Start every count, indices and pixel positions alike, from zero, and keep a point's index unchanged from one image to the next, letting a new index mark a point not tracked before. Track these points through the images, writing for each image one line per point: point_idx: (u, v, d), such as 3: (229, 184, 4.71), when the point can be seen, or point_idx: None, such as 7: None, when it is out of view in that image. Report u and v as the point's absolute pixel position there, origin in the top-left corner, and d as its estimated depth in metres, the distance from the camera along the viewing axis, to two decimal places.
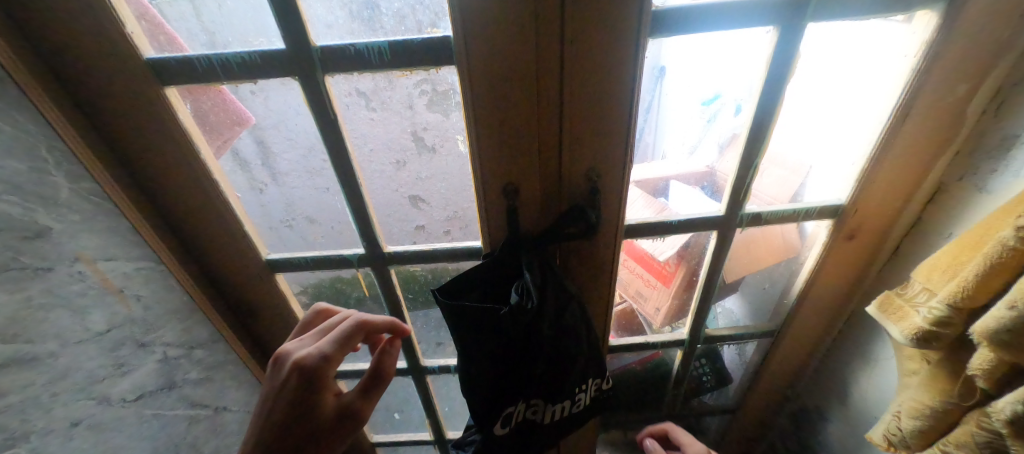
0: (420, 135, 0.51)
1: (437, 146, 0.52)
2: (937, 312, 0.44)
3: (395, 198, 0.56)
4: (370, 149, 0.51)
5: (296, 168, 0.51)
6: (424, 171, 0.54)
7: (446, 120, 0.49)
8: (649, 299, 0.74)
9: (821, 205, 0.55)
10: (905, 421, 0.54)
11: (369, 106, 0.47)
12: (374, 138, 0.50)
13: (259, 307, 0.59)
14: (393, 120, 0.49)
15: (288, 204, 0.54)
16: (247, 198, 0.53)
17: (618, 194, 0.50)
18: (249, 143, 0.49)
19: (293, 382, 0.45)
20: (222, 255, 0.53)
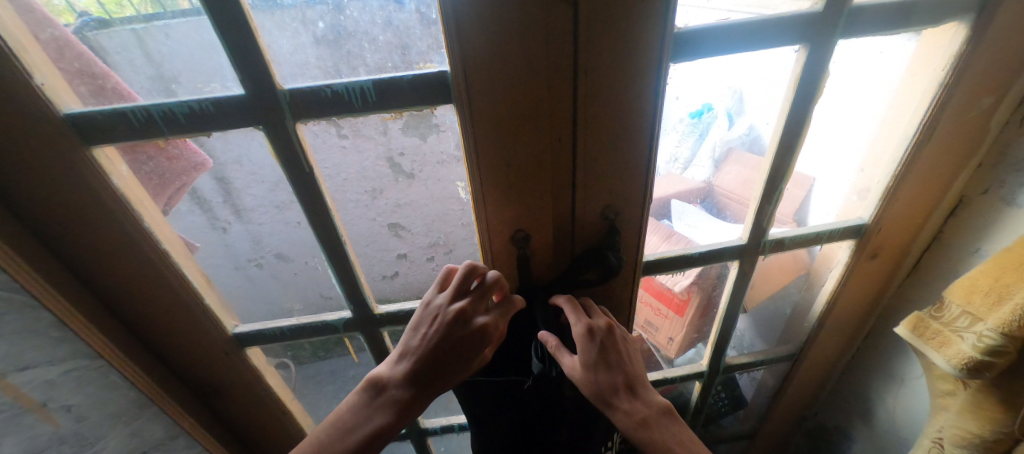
0: (396, 160, 0.45)
1: (415, 171, 0.46)
2: (989, 341, 0.41)
3: (372, 227, 0.51)
4: (342, 178, 0.44)
5: (262, 203, 0.45)
6: (402, 197, 0.49)
7: (423, 143, 0.44)
8: (662, 329, 0.70)
9: (844, 225, 0.52)
10: (948, 450, 0.50)
11: (341, 132, 0.41)
12: (347, 165, 0.43)
13: (229, 386, 0.50)
14: (367, 146, 0.43)
15: (257, 243, 0.49)
16: (206, 240, 0.46)
17: (638, 231, 0.46)
18: (208, 183, 0.42)
19: (465, 351, 0.39)
20: (181, 336, 0.44)
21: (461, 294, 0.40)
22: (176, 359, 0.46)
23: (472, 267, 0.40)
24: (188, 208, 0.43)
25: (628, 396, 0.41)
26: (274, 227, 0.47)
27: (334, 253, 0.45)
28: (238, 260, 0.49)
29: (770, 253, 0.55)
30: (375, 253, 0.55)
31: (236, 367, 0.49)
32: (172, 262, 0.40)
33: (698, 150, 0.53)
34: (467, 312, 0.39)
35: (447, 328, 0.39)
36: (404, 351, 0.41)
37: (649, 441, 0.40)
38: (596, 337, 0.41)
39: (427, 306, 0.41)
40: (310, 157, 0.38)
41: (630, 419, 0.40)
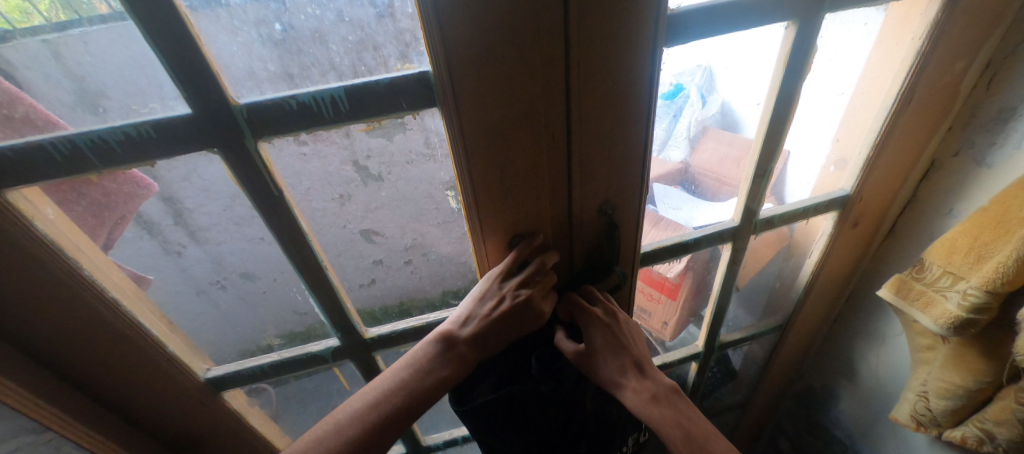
0: (362, 163, 0.40)
1: (384, 173, 0.42)
2: (973, 299, 0.43)
3: (344, 236, 0.46)
4: (305, 187, 0.39)
5: (217, 222, 0.39)
6: (372, 202, 0.44)
7: (389, 143, 0.39)
8: (655, 314, 0.70)
9: (829, 198, 0.54)
10: (935, 402, 0.53)
11: (300, 138, 0.35)
12: (310, 173, 0.38)
13: (208, 436, 0.45)
14: (330, 150, 0.38)
15: (218, 263, 0.43)
16: (162, 269, 0.41)
17: (635, 224, 0.44)
18: (158, 205, 0.37)
19: (524, 331, 0.40)
20: (144, 391, 0.39)
21: (529, 279, 0.40)
22: (146, 416, 0.40)
23: (541, 265, 0.41)
24: (135, 234, 0.38)
25: (635, 376, 0.41)
26: (236, 245, 0.42)
27: (311, 277, 0.40)
28: (200, 283, 0.44)
29: (761, 230, 0.56)
30: (351, 262, 0.50)
31: (213, 414, 0.44)
32: (124, 312, 0.34)
33: (675, 130, 0.56)
34: (536, 299, 0.39)
35: (517, 311, 0.38)
36: (468, 319, 0.39)
37: (662, 417, 0.39)
38: (598, 322, 0.43)
39: (498, 284, 0.40)
40: (277, 178, 0.33)
41: (640, 396, 0.39)
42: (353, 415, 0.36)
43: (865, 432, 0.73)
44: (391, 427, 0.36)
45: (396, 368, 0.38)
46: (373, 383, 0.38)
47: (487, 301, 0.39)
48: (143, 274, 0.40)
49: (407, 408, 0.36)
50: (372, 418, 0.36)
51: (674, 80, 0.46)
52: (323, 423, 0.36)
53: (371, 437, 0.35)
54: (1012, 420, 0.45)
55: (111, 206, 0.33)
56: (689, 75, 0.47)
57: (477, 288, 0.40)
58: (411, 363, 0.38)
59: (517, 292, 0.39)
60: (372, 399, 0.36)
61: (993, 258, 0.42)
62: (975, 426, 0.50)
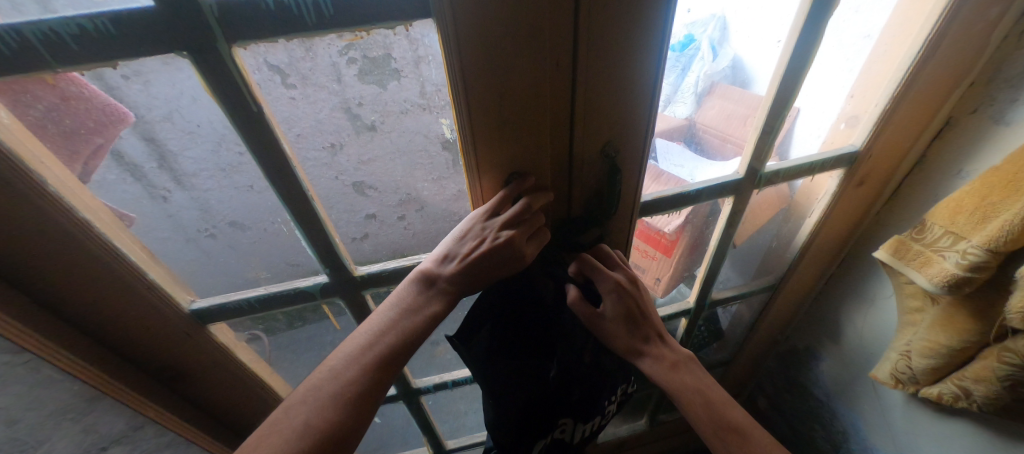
0: (355, 111, 0.36)
1: (377, 123, 0.38)
2: (972, 258, 0.43)
3: (334, 187, 0.42)
4: (295, 134, 0.35)
5: (204, 167, 0.36)
6: (365, 153, 0.40)
7: (383, 94, 0.36)
8: (649, 270, 0.68)
9: (836, 155, 0.52)
10: (916, 361, 0.54)
11: (287, 82, 0.32)
12: (300, 119, 0.35)
13: (197, 368, 0.45)
14: (319, 99, 0.34)
15: (205, 210, 0.39)
16: (145, 212, 0.37)
17: (638, 170, 0.42)
18: (136, 143, 0.33)
19: (505, 272, 0.38)
20: (125, 319, 0.38)
21: (514, 220, 0.38)
22: (128, 345, 0.39)
23: (527, 206, 0.38)
24: (118, 176, 0.34)
25: (655, 344, 0.45)
26: (224, 193, 0.38)
27: (297, 209, 0.38)
28: (188, 231, 0.40)
29: (763, 186, 0.55)
30: (341, 214, 0.45)
31: (200, 346, 0.44)
32: (97, 234, 0.33)
33: (681, 85, 0.50)
34: (518, 241, 0.37)
35: (497, 253, 0.37)
36: (448, 258, 0.38)
37: (682, 384, 0.43)
38: (623, 295, 0.43)
39: (481, 224, 0.38)
40: (255, 93, 0.30)
41: (662, 365, 0.44)
42: (348, 360, 0.35)
43: (841, 389, 0.75)
44: (387, 366, 0.36)
45: (385, 307, 0.38)
46: (364, 325, 0.37)
47: (468, 241, 0.38)
48: (129, 213, 0.36)
49: (400, 347, 0.36)
50: (368, 360, 0.35)
51: (686, 29, 0.43)
52: (317, 373, 0.35)
53: (369, 379, 0.35)
54: (991, 378, 0.46)
55: (81, 123, 0.31)
56: (701, 25, 0.44)
57: (459, 226, 0.39)
58: (395, 303, 0.38)
59: (499, 233, 0.37)
60: (364, 341, 0.36)
61: (998, 217, 0.41)
62: (952, 384, 0.51)
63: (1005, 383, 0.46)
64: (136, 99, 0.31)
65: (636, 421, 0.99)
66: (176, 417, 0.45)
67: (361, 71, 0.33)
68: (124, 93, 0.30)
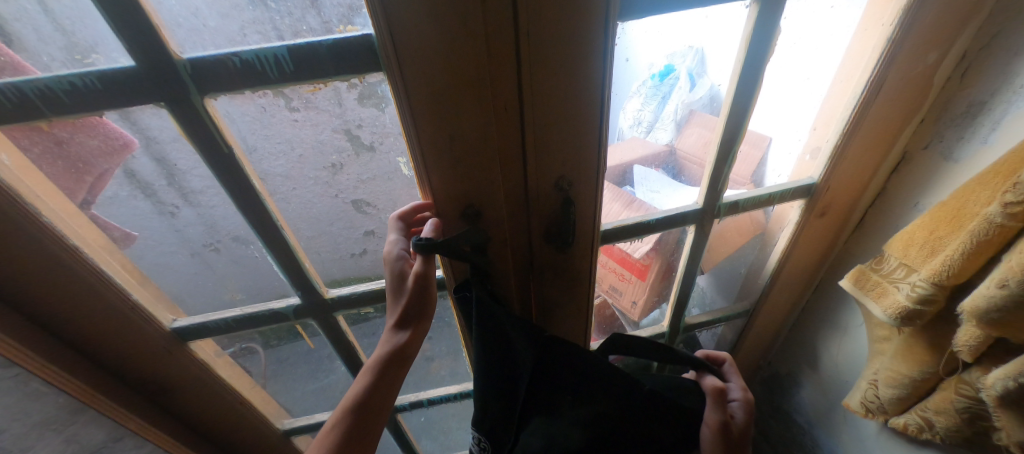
0: (354, 132, 0.40)
1: (375, 143, 0.41)
2: (921, 290, 0.44)
3: (334, 205, 0.46)
4: (298, 154, 0.40)
5: (211, 186, 0.39)
6: (365, 172, 0.44)
7: (383, 115, 0.38)
8: (625, 294, 0.69)
9: (795, 185, 0.54)
10: (883, 390, 0.54)
11: (291, 105, 0.36)
12: (303, 140, 0.39)
13: (180, 384, 0.48)
14: (320, 119, 0.38)
15: (210, 227, 0.43)
16: (153, 227, 0.42)
17: (593, 201, 0.45)
18: (147, 163, 0.37)
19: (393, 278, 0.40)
20: (110, 334, 0.41)
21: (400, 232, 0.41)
22: (111, 360, 0.42)
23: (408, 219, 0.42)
24: (128, 193, 0.39)
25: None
26: (227, 211, 0.42)
27: (269, 236, 0.42)
28: (193, 245, 0.45)
29: (724, 215, 0.57)
30: (341, 232, 0.49)
31: (180, 363, 0.46)
32: (88, 261, 0.36)
33: (662, 114, 0.58)
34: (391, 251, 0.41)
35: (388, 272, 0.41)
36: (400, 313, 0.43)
37: None
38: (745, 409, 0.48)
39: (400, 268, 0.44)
40: (227, 136, 0.34)
41: None
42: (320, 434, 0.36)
43: (821, 417, 0.75)
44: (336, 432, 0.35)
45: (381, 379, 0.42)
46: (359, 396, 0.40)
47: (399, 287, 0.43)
48: (130, 232, 0.41)
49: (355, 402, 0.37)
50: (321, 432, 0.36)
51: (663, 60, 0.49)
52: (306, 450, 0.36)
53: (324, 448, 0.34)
54: (951, 409, 0.47)
55: (76, 162, 0.34)
56: (678, 56, 0.50)
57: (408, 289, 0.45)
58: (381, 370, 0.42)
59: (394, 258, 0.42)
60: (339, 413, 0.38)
61: (944, 251, 0.42)
62: (916, 413, 0.52)
63: (963, 414, 0.46)
64: (140, 123, 0.33)
65: None
66: (158, 431, 0.47)
67: (363, 96, 0.36)
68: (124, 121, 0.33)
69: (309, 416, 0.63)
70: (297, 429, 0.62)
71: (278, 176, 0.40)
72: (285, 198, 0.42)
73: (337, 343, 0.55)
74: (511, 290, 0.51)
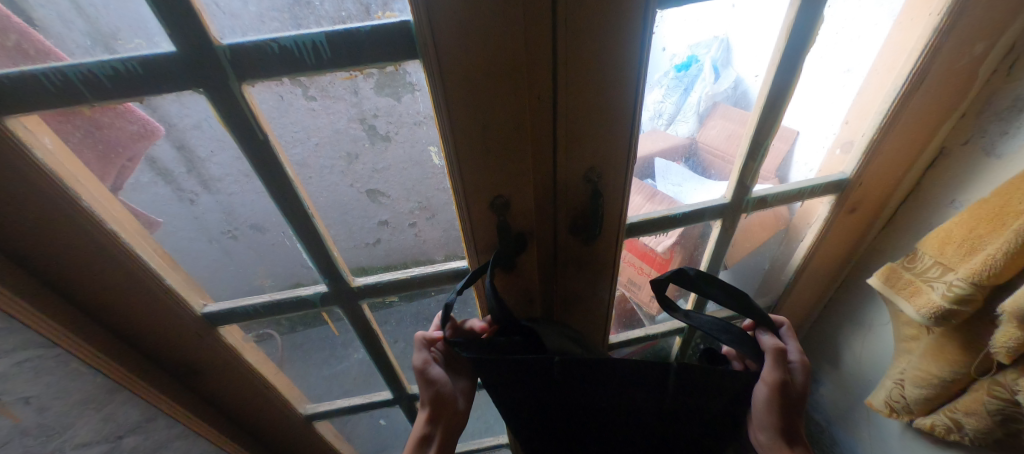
0: (369, 121, 0.39)
1: (391, 133, 0.40)
2: (958, 290, 0.43)
3: (350, 194, 0.44)
4: (314, 143, 0.39)
5: (230, 172, 0.38)
6: (380, 162, 0.42)
7: (398, 105, 0.38)
8: (645, 287, 0.67)
9: (825, 181, 0.53)
10: (910, 389, 0.53)
11: (308, 94, 0.35)
12: (319, 128, 0.38)
13: (210, 368, 0.49)
14: (336, 108, 0.37)
15: (229, 213, 0.42)
16: (174, 214, 0.41)
17: (621, 194, 0.44)
18: (168, 150, 0.36)
19: None
20: (144, 318, 0.42)
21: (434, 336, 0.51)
22: (143, 342, 0.43)
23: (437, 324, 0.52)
24: (150, 179, 0.38)
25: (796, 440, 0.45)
26: (247, 197, 0.41)
27: (298, 223, 0.42)
28: (211, 232, 0.43)
29: (752, 210, 0.56)
30: (355, 220, 0.47)
31: (211, 346, 0.47)
32: (124, 244, 0.37)
33: (684, 105, 0.54)
34: None
35: None
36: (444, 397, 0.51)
37: None
38: (802, 371, 0.45)
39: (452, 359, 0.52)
40: (261, 122, 0.34)
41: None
42: None
43: (841, 415, 0.74)
44: None
45: None
46: None
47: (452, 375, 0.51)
48: (155, 219, 0.40)
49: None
50: None
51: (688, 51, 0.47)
52: None
53: None
54: (982, 411, 0.46)
55: (112, 146, 0.35)
56: (703, 47, 0.47)
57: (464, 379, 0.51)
58: None
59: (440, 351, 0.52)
60: None
61: (985, 250, 0.41)
62: (945, 414, 0.51)
63: (996, 416, 0.45)
64: (170, 109, 0.33)
65: None
66: (189, 411, 0.49)
67: (380, 85, 0.36)
68: (159, 107, 0.33)
69: (331, 402, 0.65)
70: (320, 412, 0.64)
71: (296, 163, 0.39)
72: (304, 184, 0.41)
73: (359, 330, 0.56)
74: (533, 282, 0.51)
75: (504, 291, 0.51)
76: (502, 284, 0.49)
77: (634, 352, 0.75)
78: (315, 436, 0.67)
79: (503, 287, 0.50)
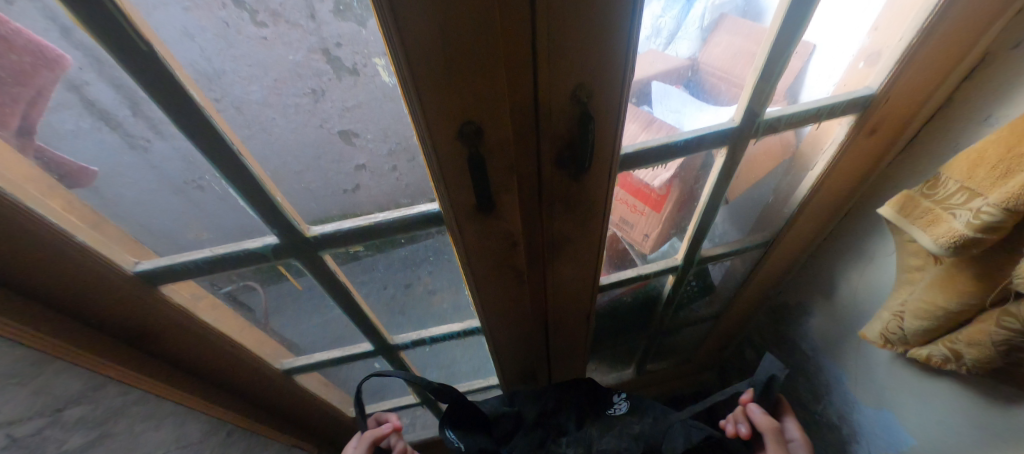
0: (333, 52, 0.33)
1: (358, 66, 0.34)
2: (986, 218, 0.38)
3: (319, 136, 0.39)
4: (272, 79, 0.33)
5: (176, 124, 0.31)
6: (348, 99, 0.36)
7: (364, 31, 0.32)
8: (637, 226, 0.62)
9: (848, 98, 0.47)
10: (909, 321, 0.51)
11: (256, 18, 0.30)
12: (276, 63, 0.33)
13: (163, 331, 0.45)
14: (292, 35, 0.32)
15: (189, 162, 0.35)
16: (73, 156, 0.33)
17: (615, 116, 0.37)
18: (103, 88, 0.29)
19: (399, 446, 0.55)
20: (69, 282, 0.37)
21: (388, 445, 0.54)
22: (75, 308, 0.39)
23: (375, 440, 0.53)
24: (91, 125, 0.32)
25: None
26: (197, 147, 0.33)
27: (227, 164, 0.34)
28: (172, 181, 0.37)
29: (762, 134, 0.50)
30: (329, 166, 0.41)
31: (154, 307, 0.42)
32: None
33: (686, 19, 0.45)
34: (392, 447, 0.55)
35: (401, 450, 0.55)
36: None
37: None
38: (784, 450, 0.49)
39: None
40: (138, 25, 0.25)
41: None
42: None
43: (828, 344, 0.75)
44: None
45: None
46: None
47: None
48: (89, 167, 0.34)
49: None
50: None
51: None
52: None
53: None
54: (986, 342, 0.44)
55: None
56: None
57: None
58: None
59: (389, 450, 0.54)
60: None
61: None
62: (944, 345, 0.49)
63: (998, 348, 0.43)
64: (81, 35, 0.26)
65: (624, 370, 1.02)
66: (137, 373, 0.45)
67: (339, 7, 0.30)
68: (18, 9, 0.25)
69: (309, 356, 0.62)
70: (297, 366, 0.61)
71: (255, 104, 0.34)
72: (268, 127, 0.36)
73: (327, 283, 0.51)
74: (515, 226, 0.45)
75: (483, 235, 0.45)
76: (481, 227, 0.44)
77: (623, 292, 0.73)
78: (296, 388, 0.64)
79: (482, 230, 0.44)
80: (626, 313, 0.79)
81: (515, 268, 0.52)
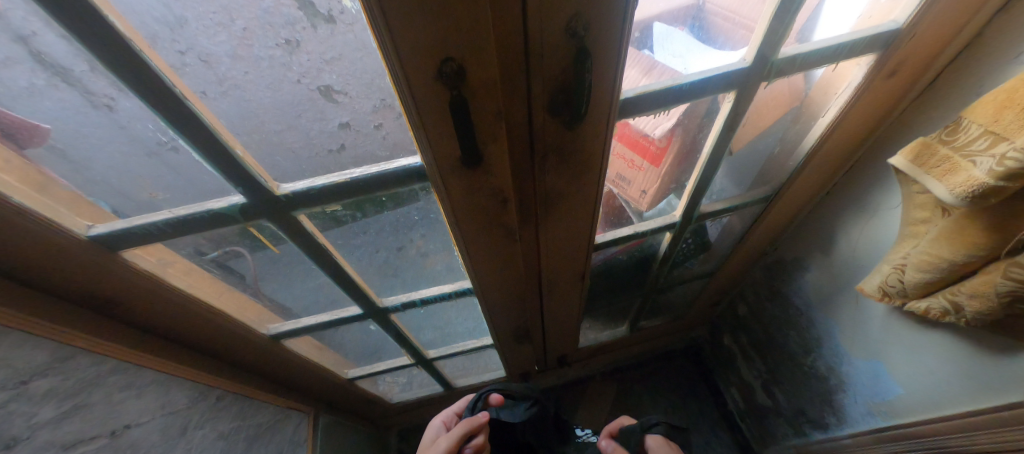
0: None
1: (334, 12, 0.29)
2: (1010, 165, 0.35)
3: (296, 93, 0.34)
4: (240, 28, 0.28)
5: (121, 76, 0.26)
6: (326, 50, 0.32)
7: None
8: (634, 183, 0.58)
9: (870, 35, 0.43)
10: (909, 274, 0.50)
11: None
12: (243, 9, 0.28)
13: (134, 297, 0.43)
14: None
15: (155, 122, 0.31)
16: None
17: (616, 52, 0.33)
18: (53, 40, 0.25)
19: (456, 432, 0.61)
20: (10, 249, 0.33)
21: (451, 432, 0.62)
22: (29, 275, 0.36)
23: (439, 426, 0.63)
24: (47, 81, 0.27)
25: None
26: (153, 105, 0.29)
27: (183, 115, 0.30)
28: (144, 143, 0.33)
29: (775, 77, 0.46)
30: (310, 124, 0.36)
31: (117, 274, 0.40)
32: None
33: None
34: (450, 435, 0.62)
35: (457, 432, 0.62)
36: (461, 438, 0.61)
37: None
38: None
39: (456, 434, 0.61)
40: None
41: None
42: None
43: (821, 299, 0.75)
44: None
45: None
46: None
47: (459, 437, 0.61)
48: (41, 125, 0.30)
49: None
50: None
51: None
52: None
53: None
54: (989, 294, 0.43)
55: None
56: None
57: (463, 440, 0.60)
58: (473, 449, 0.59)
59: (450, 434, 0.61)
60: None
61: None
62: (944, 297, 0.48)
63: (1003, 299, 0.42)
64: None
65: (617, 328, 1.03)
66: (111, 342, 0.43)
67: None
68: None
69: (297, 321, 0.60)
70: (284, 331, 0.60)
71: (223, 58, 0.30)
72: (240, 82, 0.31)
73: (308, 246, 0.48)
74: (505, 181, 0.42)
75: (471, 191, 0.42)
76: (467, 183, 0.41)
77: (619, 251, 0.71)
78: (284, 352, 0.63)
79: (469, 186, 0.41)
80: (620, 272, 0.78)
81: (506, 227, 0.49)
